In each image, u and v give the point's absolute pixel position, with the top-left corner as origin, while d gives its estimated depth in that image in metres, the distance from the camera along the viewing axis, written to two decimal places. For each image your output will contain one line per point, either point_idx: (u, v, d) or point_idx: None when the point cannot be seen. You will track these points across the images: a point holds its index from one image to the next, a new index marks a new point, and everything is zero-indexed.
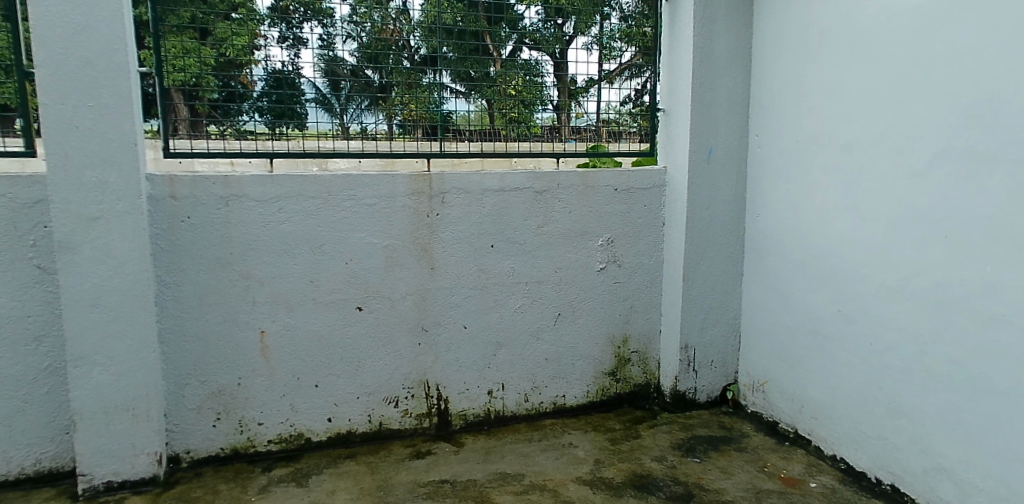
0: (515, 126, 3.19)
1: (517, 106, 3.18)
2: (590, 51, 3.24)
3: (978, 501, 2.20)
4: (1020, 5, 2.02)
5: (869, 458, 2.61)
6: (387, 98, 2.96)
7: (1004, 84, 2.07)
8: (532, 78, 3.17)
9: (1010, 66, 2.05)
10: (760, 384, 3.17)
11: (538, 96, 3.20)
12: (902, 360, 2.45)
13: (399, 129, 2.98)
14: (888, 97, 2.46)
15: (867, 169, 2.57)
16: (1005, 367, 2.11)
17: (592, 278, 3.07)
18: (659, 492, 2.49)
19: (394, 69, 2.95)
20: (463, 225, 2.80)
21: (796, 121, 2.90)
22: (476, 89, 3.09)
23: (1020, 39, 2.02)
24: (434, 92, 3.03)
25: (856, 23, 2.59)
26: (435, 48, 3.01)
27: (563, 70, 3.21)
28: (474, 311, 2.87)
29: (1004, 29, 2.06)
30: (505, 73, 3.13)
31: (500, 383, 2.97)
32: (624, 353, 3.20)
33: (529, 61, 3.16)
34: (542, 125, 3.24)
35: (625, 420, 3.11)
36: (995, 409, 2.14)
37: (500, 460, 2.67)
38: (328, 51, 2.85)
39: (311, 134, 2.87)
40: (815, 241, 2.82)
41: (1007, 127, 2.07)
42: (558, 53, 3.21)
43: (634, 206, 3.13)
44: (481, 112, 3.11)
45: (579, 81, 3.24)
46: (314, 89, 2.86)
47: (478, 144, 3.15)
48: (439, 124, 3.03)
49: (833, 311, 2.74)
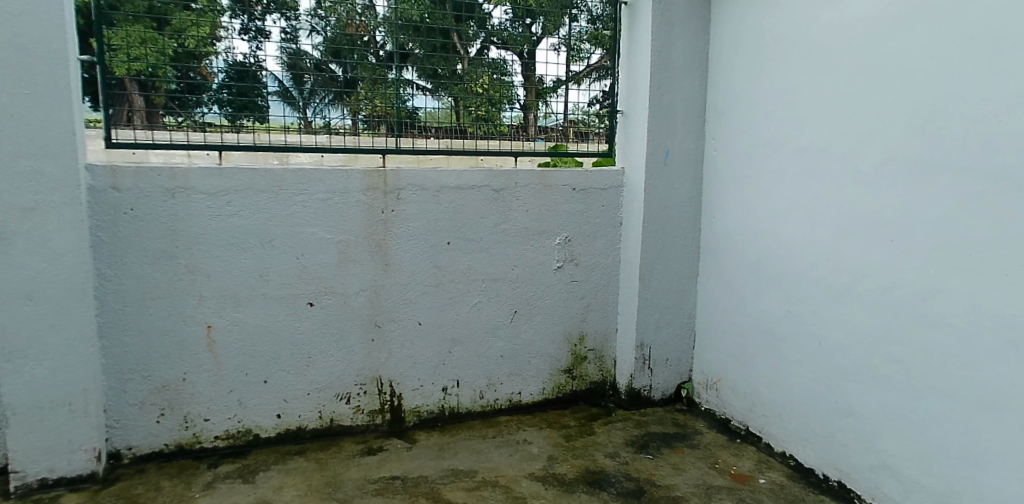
0: (482, 124, 3.19)
1: (485, 104, 3.18)
2: (558, 52, 3.28)
3: (920, 497, 2.27)
4: (964, 17, 2.09)
5: (817, 455, 2.67)
6: (354, 93, 2.93)
7: (949, 94, 2.14)
8: (500, 77, 3.17)
9: (954, 76, 2.12)
10: (713, 382, 3.22)
11: (506, 95, 3.21)
12: (850, 360, 2.52)
13: (364, 124, 2.98)
14: (840, 103, 2.52)
15: (818, 173, 2.62)
16: (946, 368, 2.18)
17: (550, 276, 3.09)
18: (610, 488, 2.52)
19: (359, 64, 2.92)
20: (418, 222, 2.80)
21: (751, 125, 2.95)
22: (442, 86, 3.09)
23: (964, 50, 2.09)
24: (399, 88, 3.02)
25: (809, 30, 2.64)
26: (402, 44, 3.00)
27: (531, 70, 3.22)
28: (429, 308, 2.87)
29: (950, 39, 2.13)
30: (472, 71, 3.12)
31: (455, 380, 2.97)
32: (580, 351, 3.23)
33: (496, 61, 3.16)
34: (509, 124, 3.25)
35: (579, 417, 3.13)
36: (937, 408, 2.21)
37: (453, 456, 2.67)
38: (292, 44, 2.82)
39: (274, 127, 2.86)
40: (768, 243, 2.87)
41: (952, 136, 2.13)
42: (526, 54, 3.21)
43: (591, 206, 3.15)
44: (448, 109, 3.11)
45: (547, 81, 3.27)
46: (276, 83, 2.83)
47: (445, 142, 3.14)
48: (405, 120, 3.04)
49: (784, 312, 2.80)
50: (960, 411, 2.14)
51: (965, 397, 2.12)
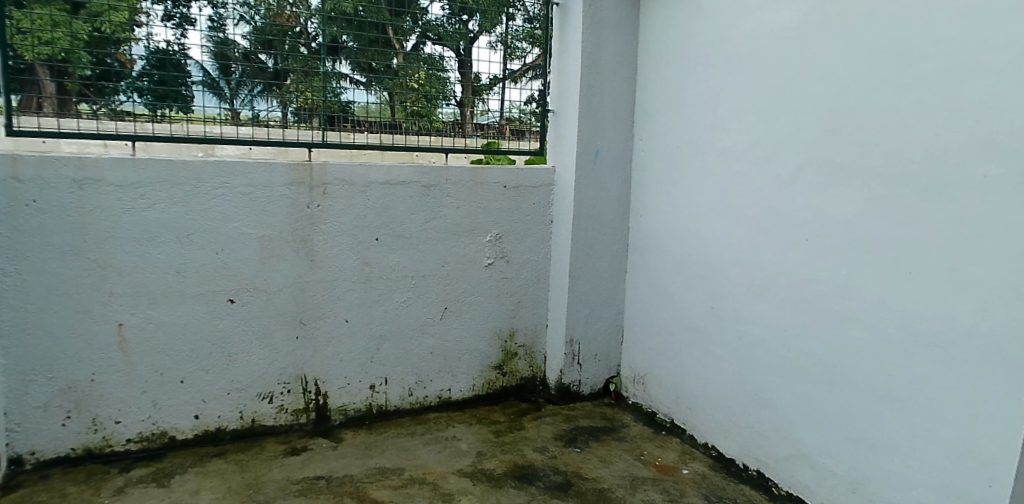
0: (417, 120, 3.16)
1: (420, 100, 3.15)
2: (494, 50, 3.28)
3: (833, 484, 2.40)
4: (872, 30, 2.21)
5: (737, 445, 2.79)
6: (283, 85, 2.87)
7: (860, 102, 2.26)
8: (436, 73, 3.15)
9: (864, 85, 2.24)
10: (641, 377, 3.30)
11: (442, 91, 3.19)
12: (768, 354, 2.63)
13: (295, 117, 2.90)
14: (761, 108, 2.63)
15: (739, 175, 2.73)
16: (856, 361, 2.30)
17: (481, 273, 3.10)
18: (538, 481, 2.56)
19: (290, 55, 2.86)
20: (346, 217, 2.75)
21: (677, 126, 3.03)
22: (376, 80, 3.05)
23: (873, 60, 2.21)
24: (332, 80, 2.97)
25: (731, 36, 2.74)
26: (334, 37, 2.95)
27: (467, 67, 3.22)
28: (356, 305, 2.83)
29: (861, 50, 2.24)
30: (407, 66, 3.10)
31: (383, 377, 2.94)
32: (511, 347, 3.25)
33: (432, 56, 3.15)
34: (445, 120, 3.23)
35: (509, 412, 3.15)
36: (848, 399, 2.34)
37: (381, 454, 2.65)
38: (218, 33, 2.73)
39: (195, 117, 2.74)
40: (693, 241, 2.96)
41: (862, 141, 2.26)
42: (461, 50, 3.20)
43: (522, 203, 3.17)
44: (383, 103, 3.08)
45: (483, 79, 3.27)
46: (201, 72, 2.73)
47: (378, 136, 3.10)
48: (337, 114, 2.99)
49: (707, 308, 2.90)
50: (867, 401, 2.27)
51: (872, 388, 2.25)
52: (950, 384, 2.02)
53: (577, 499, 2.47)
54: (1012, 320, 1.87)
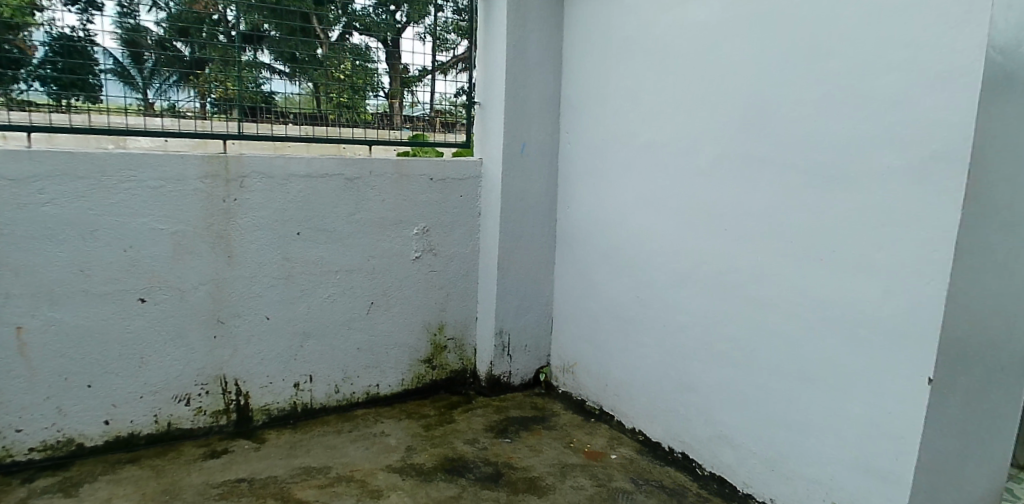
0: (345, 112, 3.10)
1: (347, 91, 3.09)
2: (423, 42, 3.25)
3: (752, 463, 2.51)
4: (786, 27, 2.30)
5: (663, 429, 2.87)
6: (200, 74, 2.76)
7: (774, 96, 2.36)
8: (362, 63, 3.09)
9: (780, 81, 2.33)
10: (571, 366, 3.35)
11: (369, 82, 3.13)
12: (691, 340, 2.72)
13: (214, 108, 2.80)
14: (681, 101, 2.70)
15: (662, 166, 2.80)
16: (773, 344, 2.41)
17: (408, 267, 3.06)
18: (468, 473, 2.57)
19: (208, 43, 2.75)
20: (265, 211, 2.67)
21: (602, 119, 3.09)
22: (300, 70, 2.96)
23: (787, 57, 2.31)
24: (254, 70, 2.86)
25: (652, 31, 2.81)
26: (255, 25, 2.85)
27: (396, 58, 3.17)
28: (278, 302, 2.76)
29: (776, 47, 2.34)
30: (333, 57, 3.02)
31: (307, 375, 2.88)
32: (440, 340, 3.24)
33: (359, 47, 3.07)
34: (373, 112, 3.18)
35: (439, 406, 3.15)
36: (765, 381, 2.45)
37: (306, 453, 2.60)
38: (129, 19, 2.60)
39: (112, 108, 2.61)
40: (618, 232, 3.03)
41: (776, 134, 2.36)
42: (389, 41, 3.15)
43: (449, 196, 3.16)
44: (309, 95, 3.00)
45: (412, 70, 3.23)
46: (111, 59, 2.59)
47: (305, 129, 3.03)
48: (260, 105, 2.89)
49: (633, 296, 2.97)
50: (783, 382, 2.38)
51: (788, 370, 2.37)
52: (858, 364, 2.15)
53: (507, 489, 2.49)
54: (911, 302, 2.00)
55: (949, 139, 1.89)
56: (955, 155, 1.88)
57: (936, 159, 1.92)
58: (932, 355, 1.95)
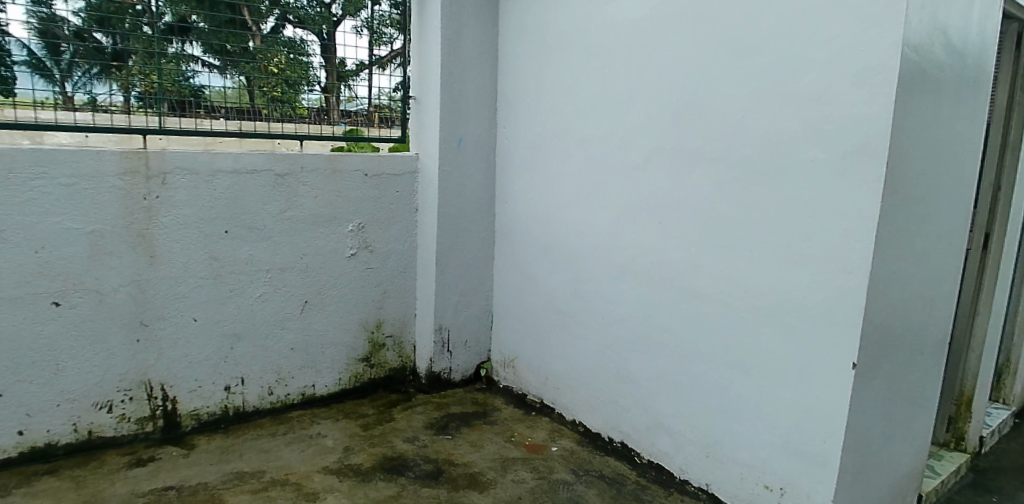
0: (278, 106, 3.02)
1: (280, 85, 3.01)
2: (360, 35, 3.16)
3: (688, 449, 2.57)
4: (716, 24, 2.35)
5: (603, 420, 2.92)
6: (124, 67, 2.64)
7: (704, 92, 2.41)
8: (297, 57, 3.01)
9: (711, 77, 2.38)
10: (511, 360, 3.37)
11: (303, 76, 3.06)
12: (628, 331, 2.77)
13: (139, 102, 2.70)
14: (617, 96, 2.73)
15: (599, 161, 2.83)
16: (707, 334, 2.47)
17: (343, 264, 3.01)
18: (408, 472, 2.55)
19: (132, 35, 2.64)
20: (189, 209, 2.58)
21: (539, 115, 3.10)
22: (231, 64, 2.86)
23: (716, 54, 2.36)
24: (181, 63, 2.76)
25: (587, 27, 2.83)
26: (183, 17, 2.73)
27: (331, 52, 3.10)
28: (204, 303, 2.66)
29: (706, 43, 2.39)
30: (266, 50, 2.90)
31: (239, 378, 2.80)
32: (378, 338, 3.19)
33: (293, 40, 2.98)
34: (308, 106, 3.11)
35: (378, 404, 3.11)
36: (699, 370, 2.51)
37: (239, 458, 2.54)
38: (44, 8, 2.44)
39: (21, 102, 2.47)
40: (557, 227, 3.05)
41: (706, 129, 2.42)
42: (325, 34, 3.07)
43: (385, 192, 3.11)
44: (240, 89, 2.90)
45: (348, 64, 3.16)
46: (25, 51, 2.43)
47: (236, 123, 2.94)
48: (188, 99, 2.79)
49: (572, 290, 3.00)
50: (717, 370, 2.45)
51: (720, 358, 2.43)
52: (788, 352, 2.22)
53: (448, 486, 2.48)
54: (837, 291, 2.08)
55: (870, 134, 1.97)
56: (876, 149, 1.96)
57: (859, 154, 2.00)
58: (857, 341, 2.04)
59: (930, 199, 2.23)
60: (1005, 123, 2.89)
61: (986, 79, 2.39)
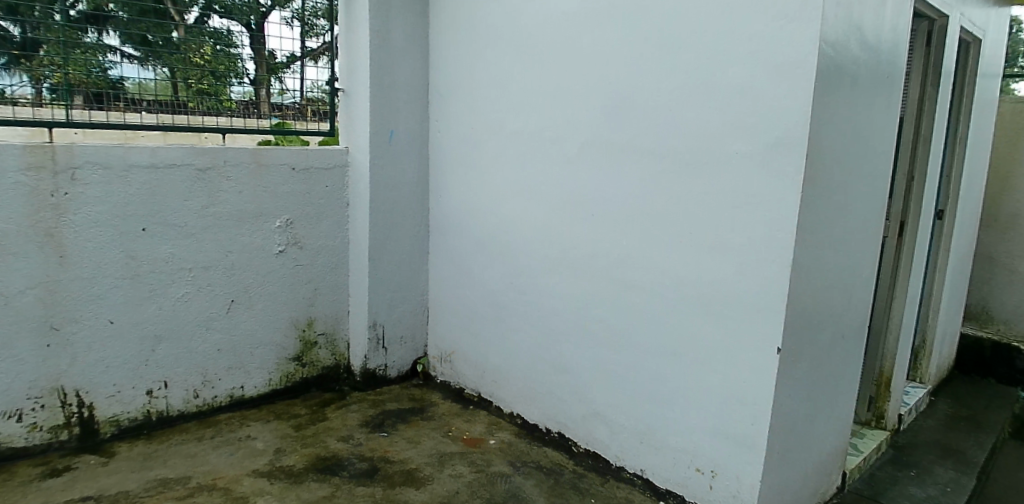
0: (205, 99, 2.91)
1: (207, 77, 2.90)
2: (291, 27, 3.08)
3: (624, 437, 2.62)
4: (643, 19, 2.39)
5: (540, 411, 2.94)
6: (34, 57, 2.49)
7: (633, 86, 2.45)
8: (224, 48, 2.92)
9: (639, 71, 2.42)
10: (448, 355, 3.35)
11: (231, 68, 2.96)
12: (563, 322, 2.79)
13: (51, 94, 2.55)
14: (548, 89, 2.74)
15: (531, 153, 2.84)
16: (638, 323, 2.52)
17: (271, 261, 2.93)
18: (342, 471, 2.51)
19: (42, 23, 2.49)
20: (103, 207, 2.46)
21: (471, 108, 3.09)
22: (153, 55, 2.75)
23: (644, 47, 2.40)
24: (98, 53, 2.62)
25: (518, 20, 2.83)
26: (99, 4, 2.60)
27: (261, 43, 3.00)
28: (121, 304, 2.55)
29: (634, 36, 2.42)
30: (189, 41, 2.82)
31: (162, 381, 2.70)
32: (310, 336, 3.13)
33: (219, 31, 2.89)
34: (237, 99, 3.00)
35: (311, 404, 3.05)
36: (633, 359, 2.56)
37: (163, 465, 2.45)
38: None
39: None
40: (492, 220, 3.05)
41: (636, 122, 2.45)
42: (253, 26, 2.96)
43: (314, 187, 3.03)
44: (163, 81, 2.80)
45: (279, 56, 3.07)
46: None
47: (159, 117, 2.81)
48: (107, 91, 2.66)
49: (507, 283, 3.00)
50: (649, 358, 2.50)
51: (652, 346, 2.49)
52: (715, 338, 2.29)
53: (384, 483, 2.46)
54: (760, 278, 2.15)
55: (792, 126, 2.04)
56: (797, 141, 2.03)
57: (780, 145, 2.07)
58: (780, 325, 2.11)
59: (848, 189, 2.32)
60: (918, 117, 3.04)
61: (898, 74, 2.51)
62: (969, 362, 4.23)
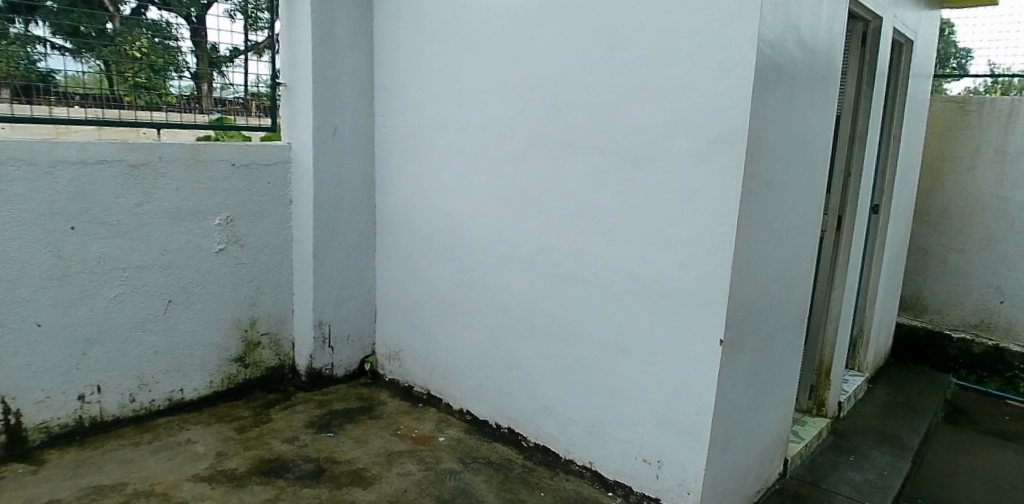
0: (143, 93, 2.82)
1: (145, 70, 2.81)
2: (233, 20, 3.00)
3: (573, 431, 2.65)
4: (588, 16, 2.41)
5: (490, 407, 2.95)
6: None
7: (579, 83, 2.47)
8: (162, 41, 2.81)
9: (585, 68, 2.44)
10: (396, 353, 3.33)
11: (170, 61, 2.86)
12: (512, 319, 2.80)
13: None
14: (496, 85, 2.74)
15: (478, 150, 2.84)
16: (585, 318, 2.55)
17: (210, 260, 2.85)
18: (287, 473, 2.46)
19: None
20: (29, 204, 2.36)
21: (418, 104, 3.07)
22: (85, 47, 2.64)
23: (590, 45, 2.42)
24: (26, 45, 2.50)
25: (464, 16, 2.82)
26: None
27: (202, 36, 2.92)
28: (49, 307, 2.45)
29: (579, 34, 2.44)
30: (125, 33, 2.72)
31: (94, 385, 2.60)
32: (252, 336, 3.06)
33: (158, 23, 2.78)
34: (178, 94, 2.92)
35: (254, 406, 2.99)
36: (580, 353, 2.58)
37: (97, 472, 2.37)
38: None
39: None
40: (440, 217, 3.03)
41: (581, 119, 2.48)
42: (194, 18, 2.88)
43: (255, 183, 2.96)
44: (97, 74, 2.69)
45: (222, 50, 3.00)
46: None
47: (94, 111, 2.72)
48: (35, 84, 2.54)
49: (456, 280, 3.00)
50: (595, 352, 2.53)
51: (599, 340, 2.52)
52: (658, 331, 2.33)
53: (330, 484, 2.43)
54: (701, 272, 2.20)
55: (733, 124, 2.09)
56: (737, 138, 2.08)
57: (720, 142, 2.12)
58: (721, 317, 2.16)
59: (785, 185, 2.39)
60: (853, 115, 3.15)
61: (834, 73, 2.59)
62: (904, 349, 4.41)
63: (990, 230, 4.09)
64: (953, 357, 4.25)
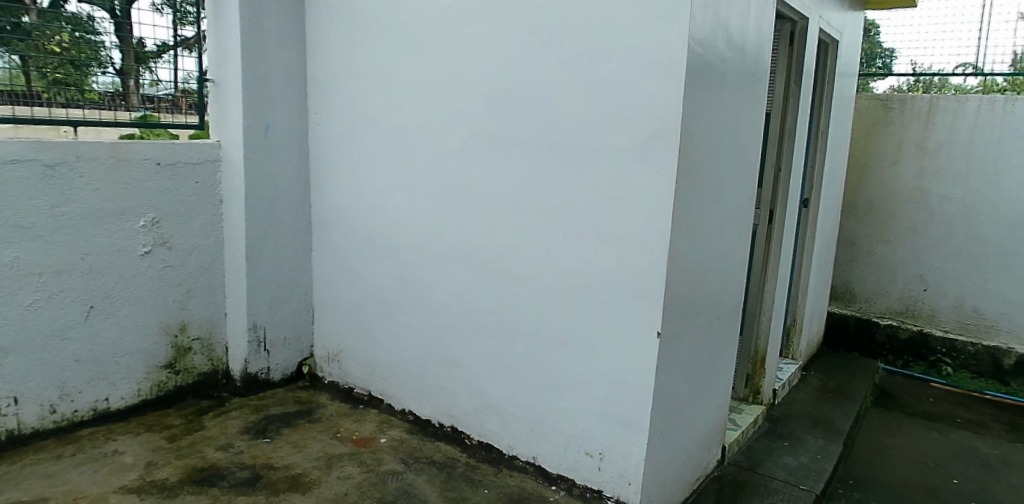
0: (62, 90, 2.68)
1: (63, 66, 2.68)
2: (160, 13, 2.88)
3: (515, 427, 2.66)
4: (523, 15, 2.42)
5: (431, 406, 2.94)
6: None
7: (514, 81, 2.48)
8: (84, 35, 2.70)
9: (520, 66, 2.45)
10: (336, 354, 3.28)
11: (92, 56, 2.75)
12: (453, 316, 2.80)
13: None
14: (432, 82, 2.73)
15: (416, 148, 2.82)
16: (524, 314, 2.57)
17: (135, 263, 2.75)
18: (221, 482, 2.40)
19: None
20: None
21: (354, 101, 3.02)
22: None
23: (525, 42, 2.43)
24: None
25: (399, 12, 2.79)
26: None
27: (126, 31, 2.80)
28: None
29: (514, 32, 2.45)
30: (43, 27, 2.60)
31: (10, 397, 2.48)
32: (183, 342, 2.97)
33: (78, 16, 2.68)
34: (101, 91, 2.79)
35: (186, 413, 2.90)
36: (521, 350, 2.60)
37: (13, 488, 2.26)
38: None
39: None
40: (378, 215, 3.00)
41: (518, 117, 2.49)
42: (118, 11, 2.77)
43: (183, 183, 2.87)
44: (11, 69, 2.56)
45: (148, 45, 2.88)
46: None
47: (9, 108, 2.56)
48: None
49: (396, 279, 2.97)
50: (535, 347, 2.56)
51: (539, 336, 2.54)
52: (596, 325, 2.37)
53: (266, 491, 2.38)
54: (635, 267, 2.24)
55: (665, 122, 2.13)
56: (669, 136, 2.13)
57: (652, 139, 2.16)
58: (654, 310, 2.21)
59: (717, 181, 2.46)
60: (782, 112, 3.26)
61: (762, 72, 2.68)
62: (836, 337, 4.61)
63: (913, 222, 4.31)
64: (881, 343, 4.47)
